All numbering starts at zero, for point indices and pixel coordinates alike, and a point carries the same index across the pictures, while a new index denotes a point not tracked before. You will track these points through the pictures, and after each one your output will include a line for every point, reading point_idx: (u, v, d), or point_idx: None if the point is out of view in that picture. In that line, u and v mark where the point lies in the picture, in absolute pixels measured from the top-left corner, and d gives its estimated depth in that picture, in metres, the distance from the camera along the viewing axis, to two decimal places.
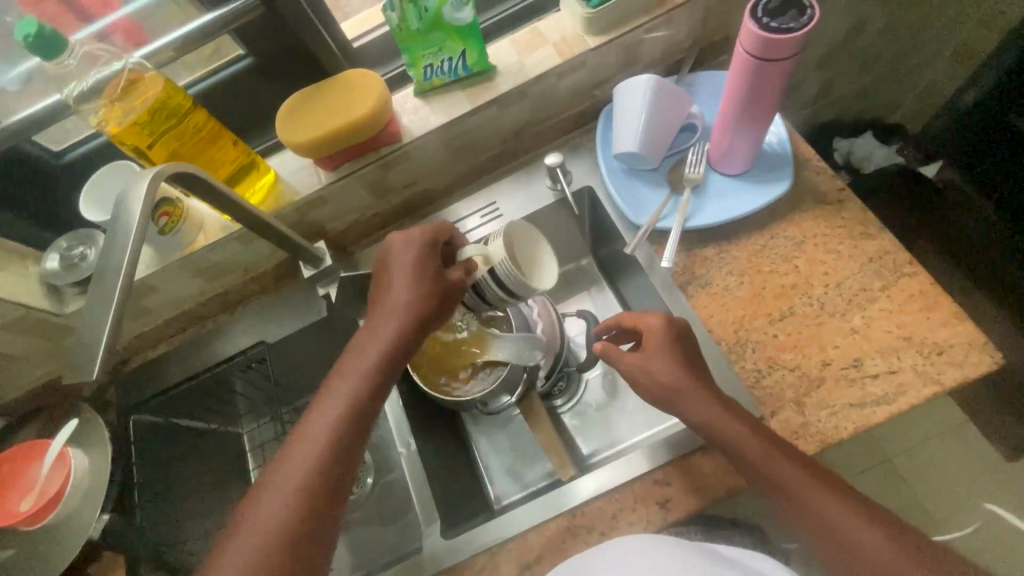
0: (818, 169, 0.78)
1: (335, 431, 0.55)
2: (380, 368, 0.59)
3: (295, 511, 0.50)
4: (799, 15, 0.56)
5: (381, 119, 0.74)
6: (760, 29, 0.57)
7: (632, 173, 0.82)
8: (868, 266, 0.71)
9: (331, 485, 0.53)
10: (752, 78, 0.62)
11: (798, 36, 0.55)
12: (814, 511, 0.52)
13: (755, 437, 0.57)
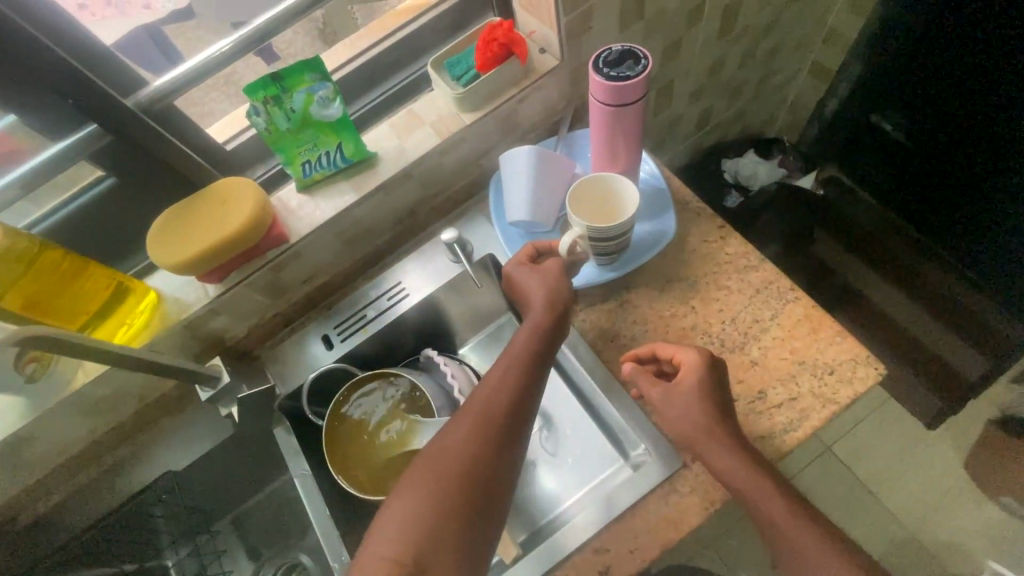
0: (699, 210, 0.82)
1: (485, 420, 0.60)
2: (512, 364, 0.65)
3: (460, 488, 0.56)
4: (635, 63, 0.64)
5: (260, 226, 0.71)
6: (605, 79, 0.64)
7: (529, 237, 0.83)
8: (757, 297, 0.75)
9: (473, 499, 0.56)
10: (610, 121, 0.68)
11: (640, 80, 0.63)
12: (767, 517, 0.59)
13: (720, 451, 0.61)
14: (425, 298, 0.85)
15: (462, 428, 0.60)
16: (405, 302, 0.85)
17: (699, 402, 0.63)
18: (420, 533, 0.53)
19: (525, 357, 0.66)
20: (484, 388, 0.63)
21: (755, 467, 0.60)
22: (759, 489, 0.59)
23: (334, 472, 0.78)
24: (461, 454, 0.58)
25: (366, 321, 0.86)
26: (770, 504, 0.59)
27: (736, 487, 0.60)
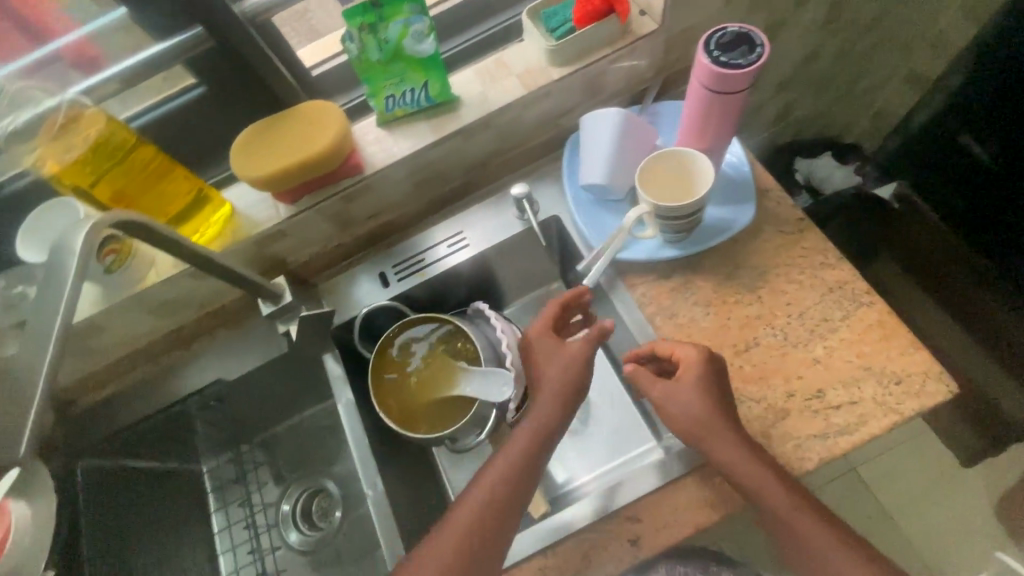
0: (779, 198, 0.79)
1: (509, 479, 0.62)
2: (545, 419, 0.65)
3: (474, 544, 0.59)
4: (750, 51, 0.57)
5: (340, 152, 0.72)
6: (713, 64, 0.58)
7: (600, 203, 0.82)
8: (829, 296, 0.72)
9: (484, 543, 0.59)
10: (705, 108, 0.63)
11: (750, 73, 0.56)
12: (774, 515, 0.59)
13: (725, 444, 0.61)
14: (485, 250, 0.85)
15: (500, 472, 0.62)
16: (464, 252, 0.85)
17: (699, 395, 0.62)
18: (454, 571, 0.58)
19: (553, 419, 0.66)
20: (518, 443, 0.64)
21: (760, 462, 0.60)
22: (765, 483, 0.59)
23: (376, 406, 0.80)
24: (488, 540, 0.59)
25: (423, 265, 0.86)
26: (778, 500, 0.58)
27: (738, 481, 0.60)
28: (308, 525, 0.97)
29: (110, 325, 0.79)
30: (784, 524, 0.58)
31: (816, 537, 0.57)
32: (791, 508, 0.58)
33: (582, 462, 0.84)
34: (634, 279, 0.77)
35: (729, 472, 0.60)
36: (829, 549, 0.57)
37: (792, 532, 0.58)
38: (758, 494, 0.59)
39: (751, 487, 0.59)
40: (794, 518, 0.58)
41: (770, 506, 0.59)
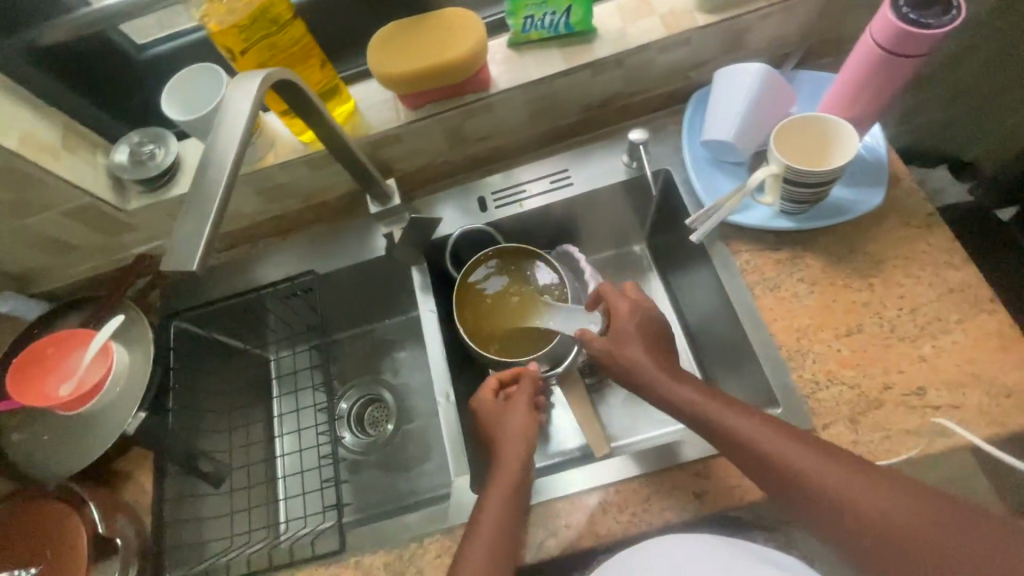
0: (909, 189, 0.75)
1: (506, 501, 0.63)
2: (520, 430, 0.69)
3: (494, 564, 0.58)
4: (943, 12, 0.54)
5: (474, 65, 0.72)
6: (899, 20, 0.54)
7: (716, 163, 0.79)
8: (947, 297, 0.69)
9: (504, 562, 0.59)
10: (869, 71, 0.60)
11: (938, 35, 0.53)
12: (817, 485, 0.54)
13: (734, 417, 0.61)
14: (588, 191, 0.85)
15: (496, 512, 0.62)
16: (567, 190, 0.85)
17: (640, 347, 0.70)
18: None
19: (526, 433, 0.69)
20: (511, 448, 0.68)
21: (779, 429, 0.58)
22: (791, 449, 0.56)
23: (457, 323, 0.81)
24: (504, 526, 0.61)
25: (524, 195, 0.86)
26: (814, 465, 0.55)
27: (767, 455, 0.57)
28: (364, 429, 1.02)
29: None
30: (833, 494, 0.53)
31: (874, 495, 0.52)
32: (829, 469, 0.54)
33: (636, 419, 0.88)
34: (739, 245, 0.76)
35: (751, 450, 0.58)
36: (892, 506, 0.51)
37: (842, 505, 0.53)
38: (792, 467, 0.56)
39: (780, 456, 0.56)
40: (840, 482, 0.54)
41: (806, 478, 0.55)
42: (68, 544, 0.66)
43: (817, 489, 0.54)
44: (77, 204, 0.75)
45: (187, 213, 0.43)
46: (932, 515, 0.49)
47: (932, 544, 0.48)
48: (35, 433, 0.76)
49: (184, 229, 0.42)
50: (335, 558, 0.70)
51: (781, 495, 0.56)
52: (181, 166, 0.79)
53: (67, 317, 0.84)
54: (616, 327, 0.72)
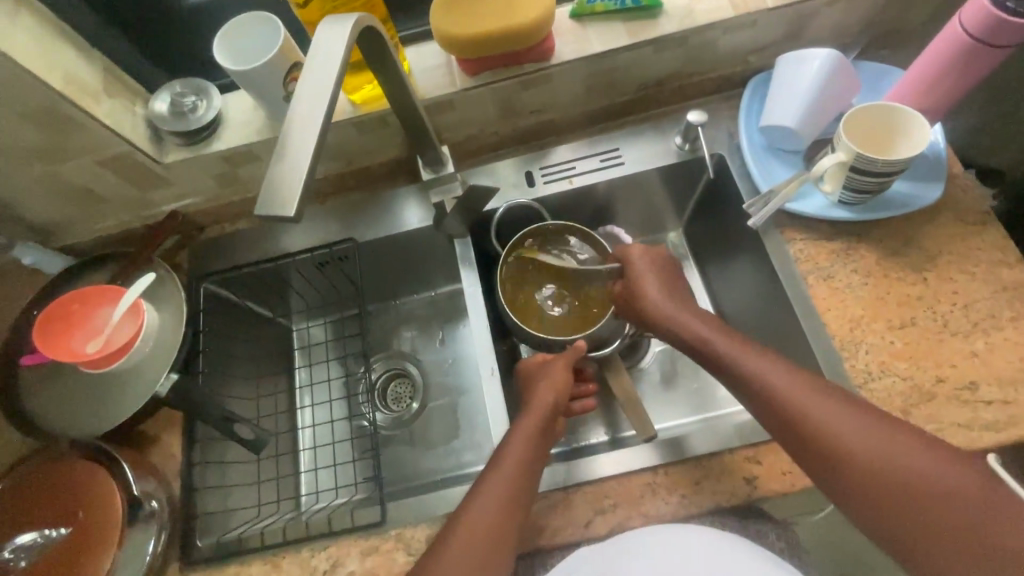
0: (964, 187, 0.75)
1: (527, 444, 0.64)
2: (554, 385, 0.71)
3: (506, 496, 0.60)
4: None
5: (541, 33, 0.69)
6: (998, 7, 0.56)
7: (772, 150, 0.79)
8: (1000, 294, 0.69)
9: (517, 497, 0.61)
10: (954, 58, 0.62)
11: None
12: (836, 432, 0.57)
13: (762, 363, 0.63)
14: (638, 172, 0.83)
15: (517, 450, 0.63)
16: (618, 169, 0.83)
17: (661, 294, 0.73)
18: (497, 549, 0.58)
19: (561, 390, 0.71)
20: (543, 393, 0.70)
21: (807, 378, 0.60)
22: (817, 399, 0.58)
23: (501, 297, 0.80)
24: (529, 458, 0.63)
25: (573, 172, 0.84)
26: (837, 413, 0.57)
27: (794, 403, 0.59)
28: (388, 405, 0.97)
29: (264, 158, 0.79)
30: (850, 441, 0.56)
31: (888, 442, 0.55)
32: (850, 417, 0.57)
33: (666, 407, 0.87)
34: (793, 233, 0.75)
35: (778, 396, 0.60)
36: (903, 454, 0.54)
37: (858, 451, 0.55)
38: (817, 415, 0.58)
39: (805, 403, 0.59)
40: (859, 429, 0.56)
41: (828, 426, 0.57)
42: (101, 506, 0.64)
43: (835, 436, 0.56)
44: (114, 152, 0.72)
45: (279, 159, 0.42)
46: (938, 464, 0.53)
47: (933, 488, 0.52)
48: (61, 390, 0.74)
49: (280, 174, 0.41)
50: (377, 531, 0.69)
51: (800, 441, 0.58)
52: (222, 120, 0.77)
53: (92, 273, 0.81)
54: (639, 269, 0.76)
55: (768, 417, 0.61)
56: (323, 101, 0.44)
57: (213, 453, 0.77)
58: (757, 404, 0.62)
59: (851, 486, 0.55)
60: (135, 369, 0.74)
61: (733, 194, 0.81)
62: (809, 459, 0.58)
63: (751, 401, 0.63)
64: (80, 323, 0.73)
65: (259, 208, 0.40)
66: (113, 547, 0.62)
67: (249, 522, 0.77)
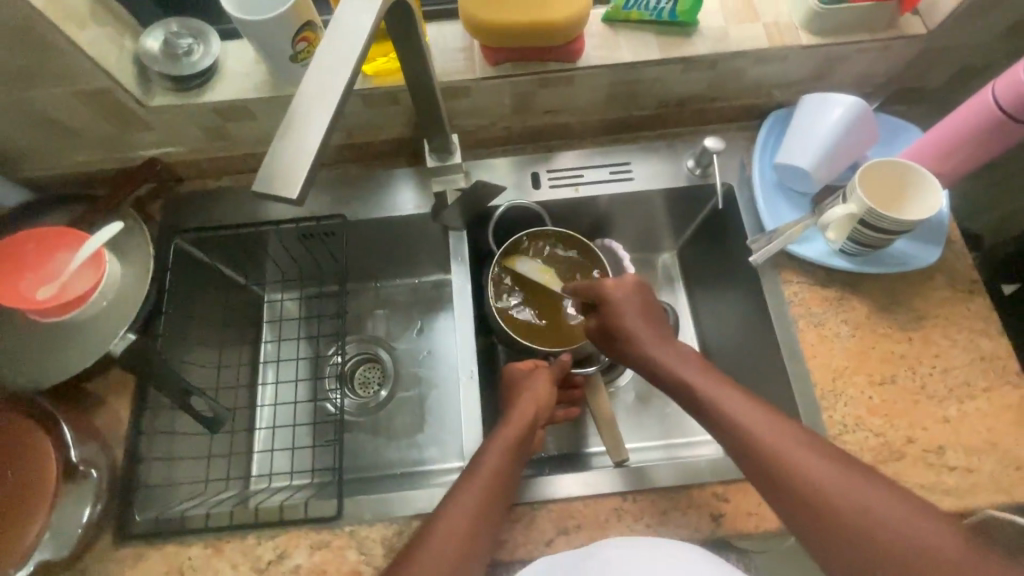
0: (959, 254, 0.76)
1: (506, 455, 0.62)
2: (535, 400, 0.69)
3: (479, 509, 0.58)
4: None
5: (571, 32, 0.66)
6: None
7: (782, 188, 0.78)
8: (978, 364, 0.70)
9: (489, 510, 0.59)
10: (979, 126, 0.64)
11: None
12: (822, 490, 0.52)
13: (742, 409, 0.58)
14: (646, 190, 0.81)
15: (495, 460, 0.62)
16: (626, 183, 0.81)
17: (637, 320, 0.69)
18: (463, 562, 0.55)
19: (542, 404, 0.69)
20: (526, 405, 0.68)
21: (789, 426, 0.57)
22: (801, 449, 0.54)
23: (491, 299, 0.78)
24: (504, 473, 0.61)
25: (581, 180, 0.82)
26: (823, 468, 0.53)
27: (777, 454, 0.55)
28: (354, 389, 0.92)
29: (259, 117, 0.74)
30: (838, 501, 0.51)
31: (881, 504, 0.50)
32: (835, 472, 0.53)
33: (637, 429, 0.86)
34: (791, 274, 0.75)
35: (759, 446, 0.55)
36: (897, 517, 0.49)
37: (848, 514, 0.50)
38: (802, 469, 0.53)
39: (787, 453, 0.54)
40: (847, 488, 0.51)
41: (813, 481, 0.52)
42: (33, 468, 0.59)
43: (822, 493, 0.52)
44: (94, 86, 0.66)
45: (289, 133, 0.40)
46: (937, 532, 0.48)
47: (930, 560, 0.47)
48: (7, 333, 0.69)
49: (287, 150, 0.40)
50: (330, 525, 0.66)
51: (783, 497, 0.54)
52: (218, 70, 0.71)
53: (54, 210, 0.75)
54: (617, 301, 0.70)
55: (750, 472, 0.56)
56: (345, 77, 0.42)
57: (162, 422, 0.72)
58: (737, 453, 0.57)
59: (839, 550, 0.50)
60: (89, 321, 0.69)
61: (737, 227, 0.80)
62: (793, 516, 0.53)
63: (731, 448, 0.58)
64: (34, 266, 0.67)
65: (258, 183, 0.39)
66: (44, 512, 0.58)
67: (194, 498, 0.73)
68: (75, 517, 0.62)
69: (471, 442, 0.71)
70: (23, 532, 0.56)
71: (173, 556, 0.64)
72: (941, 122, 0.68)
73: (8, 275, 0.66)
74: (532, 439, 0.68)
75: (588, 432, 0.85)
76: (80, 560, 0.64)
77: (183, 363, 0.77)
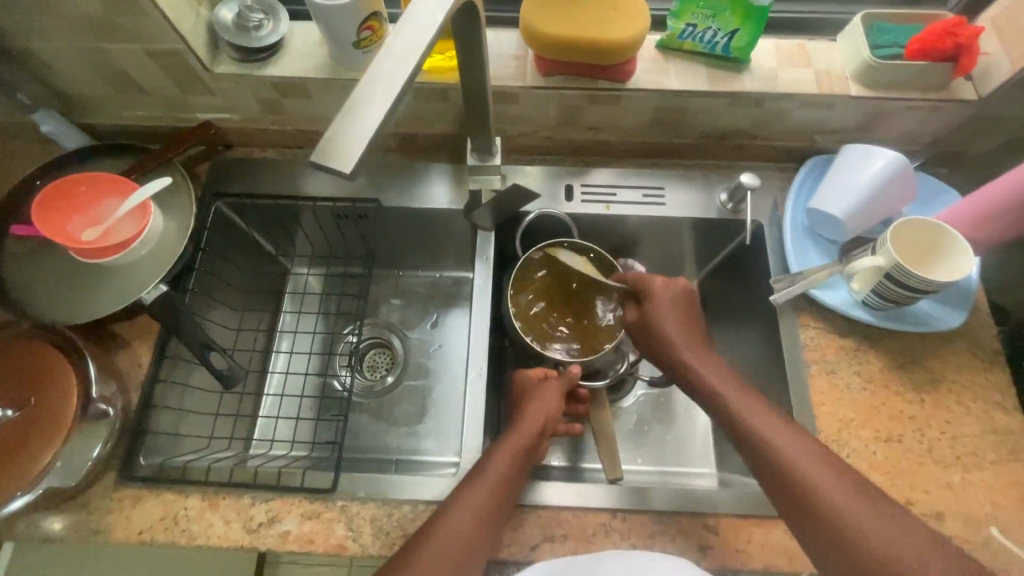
0: (981, 323, 0.75)
1: (513, 461, 0.64)
2: (546, 416, 0.70)
3: (484, 509, 0.59)
4: None
5: (626, 54, 0.68)
6: None
7: (811, 233, 0.79)
8: (989, 436, 0.69)
9: (494, 511, 0.60)
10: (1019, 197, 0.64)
11: None
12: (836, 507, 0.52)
13: (766, 423, 0.60)
14: (675, 217, 0.82)
15: (503, 466, 0.63)
16: (657, 207, 0.82)
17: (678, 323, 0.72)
18: (463, 568, 0.55)
19: (552, 417, 0.70)
20: (534, 413, 0.69)
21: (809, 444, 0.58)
22: (821, 469, 0.55)
23: (508, 303, 0.79)
24: (509, 479, 0.62)
25: (613, 198, 0.83)
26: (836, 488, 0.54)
27: (796, 467, 0.56)
28: (362, 371, 0.93)
29: (313, 96, 0.77)
30: (849, 524, 0.51)
31: (894, 532, 0.50)
32: (849, 494, 0.53)
33: (632, 452, 0.86)
34: (809, 319, 0.75)
35: (800, 474, 0.55)
36: (907, 549, 0.49)
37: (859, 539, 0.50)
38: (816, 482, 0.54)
39: (805, 467, 0.55)
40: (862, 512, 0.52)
41: (828, 496, 0.53)
42: (56, 398, 0.62)
43: (833, 510, 0.52)
44: (165, 48, 0.69)
45: (349, 113, 0.43)
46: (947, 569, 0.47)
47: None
48: (49, 267, 0.72)
49: (348, 126, 0.42)
50: (324, 497, 0.67)
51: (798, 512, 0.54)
52: (282, 47, 0.75)
53: (109, 158, 0.79)
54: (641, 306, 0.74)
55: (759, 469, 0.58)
56: (408, 66, 0.44)
57: (178, 373, 0.75)
58: (774, 485, 0.56)
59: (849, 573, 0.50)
60: (128, 268, 0.72)
61: (762, 264, 0.80)
62: (808, 536, 0.53)
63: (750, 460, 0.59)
64: (79, 207, 0.71)
65: (316, 154, 0.41)
66: (57, 444, 0.60)
67: (195, 452, 0.75)
68: (87, 451, 0.64)
69: (471, 437, 0.72)
70: (35, 459, 0.59)
71: (169, 503, 0.66)
72: (978, 190, 0.68)
73: (56, 211, 0.69)
74: (538, 449, 0.69)
75: (585, 446, 0.85)
76: (82, 494, 0.66)
77: (206, 321, 0.79)
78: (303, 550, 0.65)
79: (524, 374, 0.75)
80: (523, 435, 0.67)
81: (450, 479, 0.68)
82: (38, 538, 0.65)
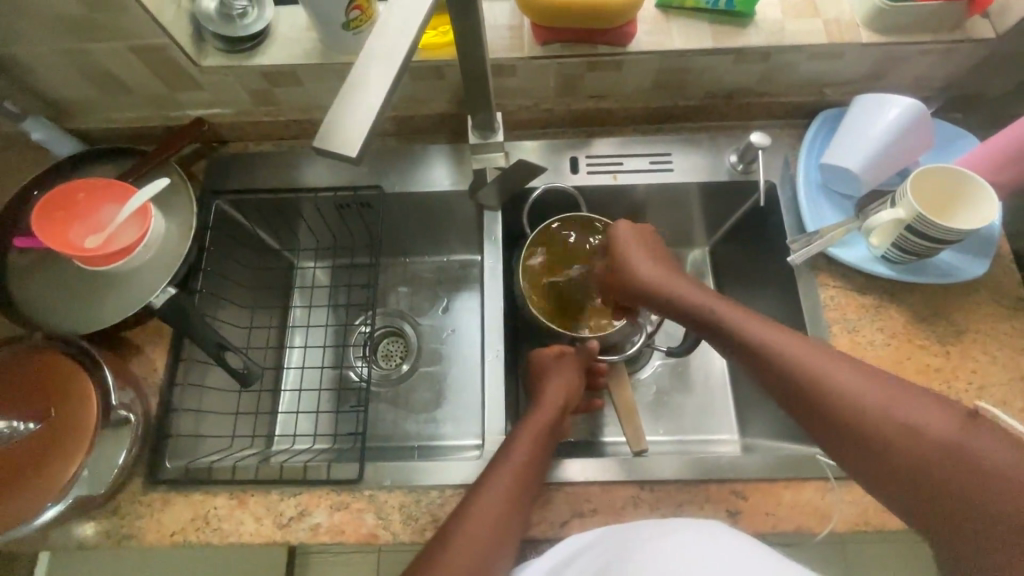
0: (1004, 269, 0.74)
1: (537, 441, 0.63)
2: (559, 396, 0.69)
3: (511, 492, 0.59)
4: None
5: (628, 15, 0.65)
6: None
7: (825, 191, 0.77)
8: (1017, 383, 0.68)
9: (521, 492, 0.59)
10: None
11: None
12: (861, 407, 0.51)
13: (780, 340, 0.58)
14: (685, 183, 0.80)
15: (528, 447, 0.62)
16: (664, 173, 0.80)
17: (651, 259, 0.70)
18: (496, 547, 0.56)
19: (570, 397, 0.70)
20: (555, 390, 0.69)
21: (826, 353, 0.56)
22: (837, 369, 0.54)
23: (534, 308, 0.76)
24: (533, 459, 0.62)
25: (619, 168, 0.81)
26: (865, 389, 0.52)
27: (810, 376, 0.54)
28: (377, 360, 0.93)
29: (306, 83, 0.75)
30: (879, 421, 0.50)
31: (921, 416, 0.48)
32: (877, 388, 0.51)
33: (653, 423, 0.86)
34: (828, 278, 0.74)
35: (819, 388, 0.53)
36: (940, 431, 0.47)
37: (887, 434, 0.49)
38: (840, 387, 0.52)
39: (821, 376, 0.54)
40: (896, 408, 0.49)
41: (853, 398, 0.51)
42: (77, 406, 0.61)
43: (858, 407, 0.51)
44: (150, 43, 0.67)
45: (349, 93, 0.41)
46: (978, 436, 0.46)
47: (993, 478, 0.43)
48: (55, 278, 0.71)
49: (347, 107, 0.41)
50: (351, 488, 0.67)
51: (831, 430, 0.52)
52: (270, 35, 0.72)
53: (103, 163, 0.77)
54: (625, 245, 0.71)
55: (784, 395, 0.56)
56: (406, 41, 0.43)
57: (194, 375, 0.74)
58: (803, 409, 0.54)
59: (889, 471, 0.48)
60: (133, 272, 0.71)
61: (777, 226, 0.78)
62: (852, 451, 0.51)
63: (779, 390, 0.57)
64: (77, 215, 0.69)
65: (317, 138, 0.40)
66: (84, 450, 0.60)
67: (220, 451, 0.75)
68: (112, 459, 0.65)
69: (492, 419, 0.71)
70: (61, 468, 0.58)
71: (198, 504, 0.67)
72: (999, 133, 0.66)
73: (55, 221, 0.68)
74: (561, 426, 0.69)
75: (606, 420, 0.85)
76: (114, 500, 0.67)
77: (217, 320, 0.79)
78: (336, 540, 0.66)
79: (541, 352, 0.74)
80: (544, 414, 0.67)
81: (475, 462, 0.68)
82: (74, 544, 0.65)
